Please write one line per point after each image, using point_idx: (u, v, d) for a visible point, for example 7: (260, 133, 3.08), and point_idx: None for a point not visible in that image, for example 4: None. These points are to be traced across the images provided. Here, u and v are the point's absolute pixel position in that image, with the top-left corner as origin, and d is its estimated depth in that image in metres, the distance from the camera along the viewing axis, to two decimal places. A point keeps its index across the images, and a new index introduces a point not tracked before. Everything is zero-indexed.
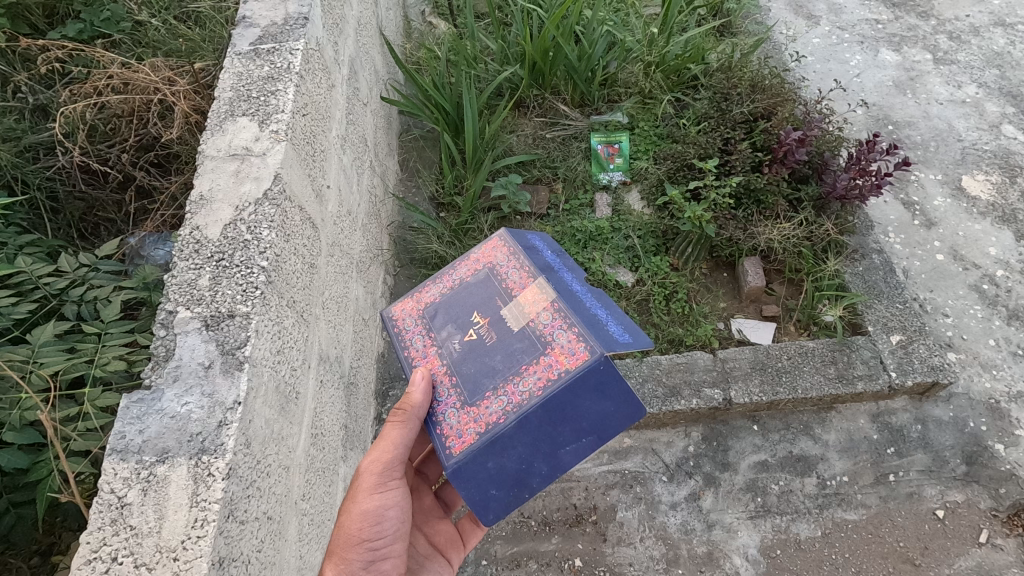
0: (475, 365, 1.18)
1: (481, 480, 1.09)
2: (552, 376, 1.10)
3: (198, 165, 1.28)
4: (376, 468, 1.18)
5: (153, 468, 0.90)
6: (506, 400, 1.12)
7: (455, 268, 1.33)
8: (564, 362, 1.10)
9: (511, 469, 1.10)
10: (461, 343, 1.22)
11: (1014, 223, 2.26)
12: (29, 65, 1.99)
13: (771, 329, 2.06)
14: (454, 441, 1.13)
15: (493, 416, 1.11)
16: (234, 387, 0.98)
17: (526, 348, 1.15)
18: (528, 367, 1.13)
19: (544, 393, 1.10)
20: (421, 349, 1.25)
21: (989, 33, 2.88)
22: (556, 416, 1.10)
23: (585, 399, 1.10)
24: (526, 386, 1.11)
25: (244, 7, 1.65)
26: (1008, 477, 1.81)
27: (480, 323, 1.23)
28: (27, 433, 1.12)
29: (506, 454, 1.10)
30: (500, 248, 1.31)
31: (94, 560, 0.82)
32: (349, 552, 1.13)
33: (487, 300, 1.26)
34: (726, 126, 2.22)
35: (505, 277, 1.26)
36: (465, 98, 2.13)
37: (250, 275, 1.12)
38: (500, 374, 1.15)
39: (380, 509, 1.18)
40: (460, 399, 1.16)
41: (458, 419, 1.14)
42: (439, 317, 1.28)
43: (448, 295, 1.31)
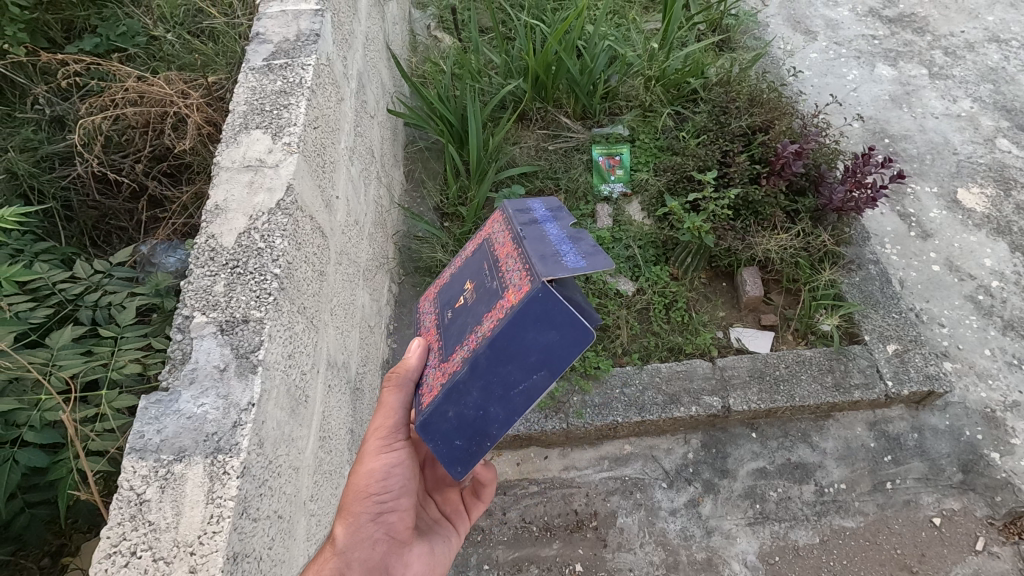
0: (454, 326, 1.21)
1: (444, 429, 1.11)
2: (500, 316, 1.08)
3: (214, 176, 1.33)
4: (382, 429, 1.24)
5: (171, 467, 0.94)
6: (466, 349, 1.12)
7: (464, 249, 1.39)
8: (511, 300, 1.07)
9: (469, 416, 1.10)
10: (451, 311, 1.26)
11: (1008, 235, 2.30)
12: (48, 78, 2.05)
13: (770, 338, 2.10)
14: (427, 396, 1.17)
15: (454, 367, 1.13)
16: (248, 389, 1.02)
17: (490, 298, 1.15)
18: (486, 314, 1.12)
19: (492, 333, 1.07)
20: (427, 325, 1.33)
21: (983, 48, 2.94)
22: (505, 356, 1.06)
23: (529, 332, 1.04)
24: (482, 332, 1.10)
25: (258, 24, 1.71)
26: (1004, 485, 1.83)
27: (467, 289, 1.25)
28: (47, 433, 1.17)
29: (464, 401, 1.09)
30: (494, 217, 1.32)
31: (113, 554, 0.86)
32: (357, 505, 1.19)
33: (477, 265, 1.28)
34: (725, 139, 2.27)
35: (492, 240, 1.27)
36: (470, 111, 2.19)
37: (264, 282, 1.16)
38: (467, 329, 1.16)
39: (386, 466, 1.23)
40: (439, 358, 1.20)
41: (433, 377, 1.18)
42: (444, 294, 1.35)
43: (454, 273, 1.37)
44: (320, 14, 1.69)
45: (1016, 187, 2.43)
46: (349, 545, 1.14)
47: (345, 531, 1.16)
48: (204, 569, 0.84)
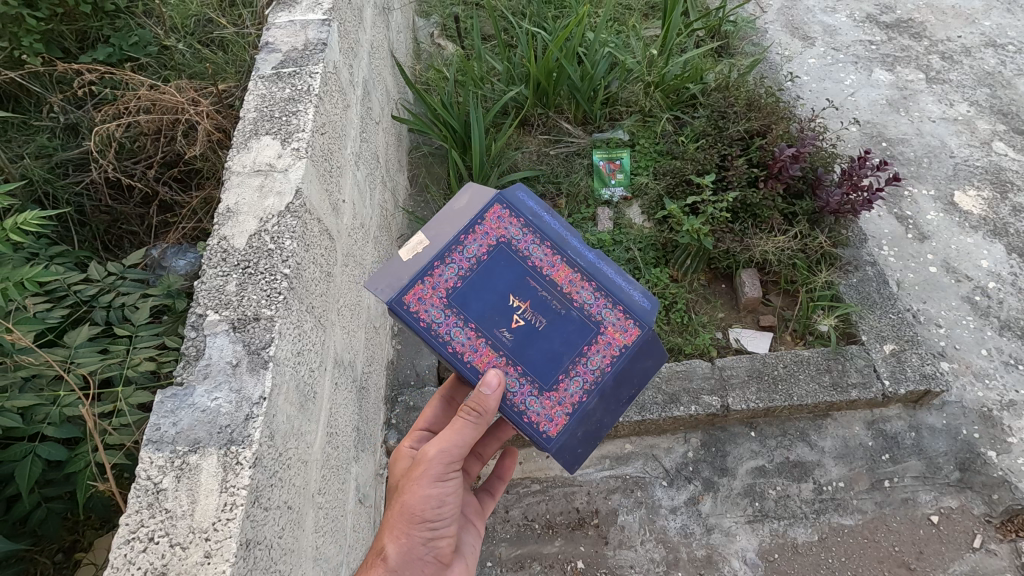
0: (535, 350, 1.25)
1: (572, 445, 1.24)
2: (615, 351, 1.27)
3: (225, 181, 1.38)
4: (444, 456, 1.19)
5: (186, 457, 0.98)
6: (582, 379, 1.25)
7: (465, 246, 1.28)
8: (619, 338, 1.27)
9: (593, 431, 1.26)
10: (510, 331, 1.25)
11: (1005, 236, 2.33)
12: (63, 87, 2.11)
13: (768, 339, 2.13)
14: (547, 424, 1.22)
15: (575, 396, 1.24)
16: (259, 383, 1.06)
17: (580, 329, 1.27)
18: (593, 346, 1.27)
19: (614, 366, 1.27)
20: (467, 342, 1.23)
21: (980, 53, 2.97)
22: (624, 383, 1.28)
23: (638, 363, 1.29)
24: (596, 363, 1.26)
25: (267, 34, 1.76)
26: (1001, 484, 1.85)
27: (523, 308, 1.26)
28: (65, 427, 1.21)
29: (590, 423, 1.25)
30: (508, 220, 1.31)
31: (131, 540, 0.90)
32: (411, 529, 1.20)
33: (518, 280, 1.28)
34: (723, 143, 2.32)
35: (528, 256, 1.29)
36: (473, 117, 2.24)
37: (274, 281, 1.20)
38: (566, 356, 1.26)
39: (442, 495, 1.21)
40: (536, 385, 1.24)
41: (542, 405, 1.23)
42: (468, 305, 1.25)
43: (469, 276, 1.27)
44: (327, 24, 1.74)
45: (1013, 189, 2.46)
46: (400, 567, 1.17)
47: (394, 550, 1.18)
48: (219, 554, 0.88)
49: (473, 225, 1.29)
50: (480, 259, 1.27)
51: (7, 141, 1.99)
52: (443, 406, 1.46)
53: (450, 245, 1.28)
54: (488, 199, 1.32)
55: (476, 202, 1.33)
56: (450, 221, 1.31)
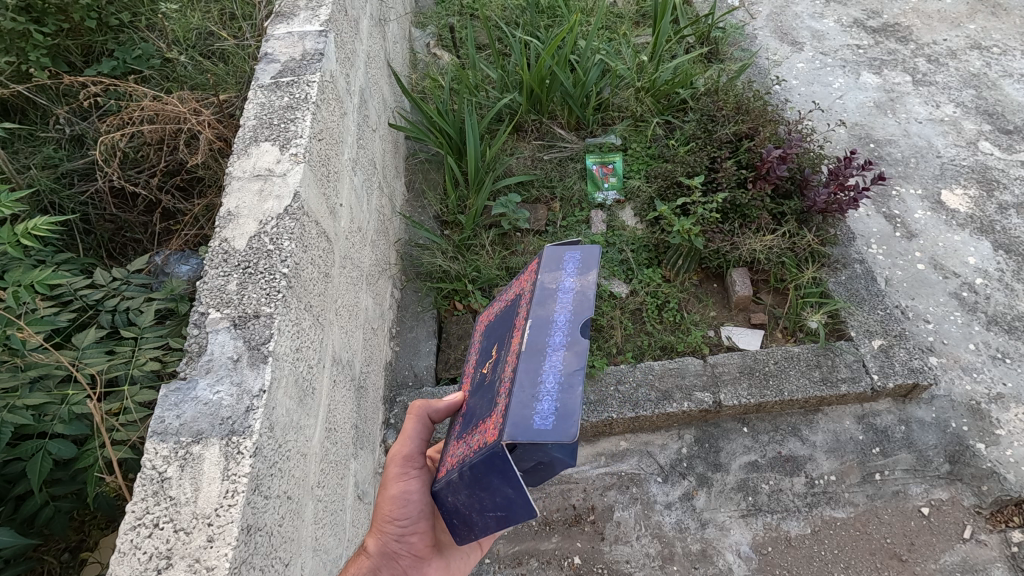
0: (473, 401, 1.24)
1: (446, 512, 1.18)
2: (479, 443, 1.06)
3: (226, 186, 1.43)
4: (398, 457, 1.33)
5: (189, 448, 1.03)
6: (461, 451, 1.13)
7: (512, 289, 1.37)
8: (486, 433, 1.05)
9: (461, 512, 1.15)
10: (480, 372, 1.30)
11: (991, 234, 2.37)
12: (68, 99, 2.17)
13: (759, 335, 2.17)
14: (439, 468, 1.23)
15: (452, 460, 1.15)
16: (259, 376, 1.11)
17: (488, 402, 1.14)
18: (478, 424, 1.11)
19: (466, 459, 1.07)
20: (470, 365, 1.40)
21: (966, 55, 3.03)
22: (478, 486, 1.06)
23: (492, 478, 1.03)
24: (471, 443, 1.10)
25: (267, 45, 1.82)
26: (990, 475, 1.88)
27: (493, 359, 1.27)
28: (74, 424, 1.26)
29: (452, 500, 1.14)
30: (530, 274, 1.27)
31: (138, 526, 0.95)
32: (383, 526, 1.30)
33: (505, 334, 1.27)
34: (713, 146, 2.38)
35: (517, 315, 1.24)
36: (467, 123, 2.30)
37: (273, 280, 1.25)
38: (472, 421, 1.17)
39: (405, 493, 1.31)
40: (457, 429, 1.24)
41: (449, 448, 1.23)
42: (487, 338, 1.39)
43: (498, 315, 1.38)
44: (325, 35, 1.79)
45: (999, 187, 2.51)
46: (376, 559, 1.27)
47: (369, 546, 1.28)
48: (220, 539, 0.92)
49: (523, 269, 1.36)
50: (507, 303, 1.35)
51: (14, 153, 2.05)
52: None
53: (510, 286, 1.41)
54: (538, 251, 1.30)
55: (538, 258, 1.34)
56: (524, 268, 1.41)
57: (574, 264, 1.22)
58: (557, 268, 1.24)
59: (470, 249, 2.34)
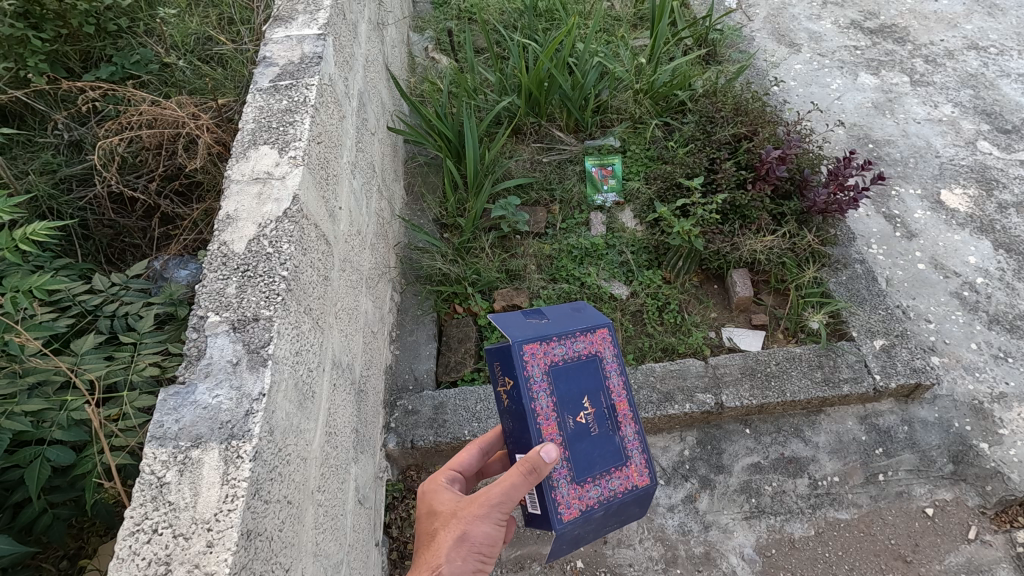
0: (582, 449, 1.24)
1: (562, 543, 1.21)
2: (631, 485, 1.27)
3: (226, 189, 1.43)
4: (507, 497, 1.17)
5: (188, 452, 1.02)
6: (600, 492, 1.24)
7: (577, 337, 1.33)
8: (637, 477, 1.29)
9: (578, 538, 1.25)
10: (574, 421, 1.26)
11: (992, 233, 2.37)
12: (66, 104, 2.17)
13: (761, 336, 2.17)
14: (563, 509, 1.19)
15: (592, 501, 1.22)
16: (259, 380, 1.10)
17: (616, 452, 1.28)
18: (618, 471, 1.27)
19: (621, 500, 1.26)
20: (544, 408, 1.23)
21: (963, 56, 3.04)
22: (618, 514, 1.28)
23: (635, 505, 1.31)
24: (614, 486, 1.26)
25: (265, 48, 1.82)
26: (994, 475, 1.87)
27: (591, 411, 1.29)
28: (72, 430, 1.25)
29: (582, 530, 1.24)
30: (612, 340, 1.37)
31: (136, 531, 0.94)
32: (466, 556, 1.15)
33: (597, 389, 1.32)
34: (712, 147, 2.39)
35: (612, 376, 1.35)
36: (466, 126, 2.29)
37: (272, 283, 1.24)
38: (598, 467, 1.25)
39: (497, 530, 1.20)
40: (570, 474, 1.21)
41: (567, 492, 1.20)
42: (560, 384, 1.27)
43: (569, 361, 1.30)
44: (322, 38, 1.79)
45: (998, 187, 2.51)
46: None
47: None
48: (219, 544, 0.91)
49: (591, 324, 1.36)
50: (583, 355, 1.32)
51: (12, 158, 2.04)
52: (478, 456, 1.44)
53: (566, 329, 1.32)
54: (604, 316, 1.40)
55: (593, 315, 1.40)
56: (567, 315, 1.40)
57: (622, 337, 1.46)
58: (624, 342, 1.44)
59: (469, 252, 2.34)
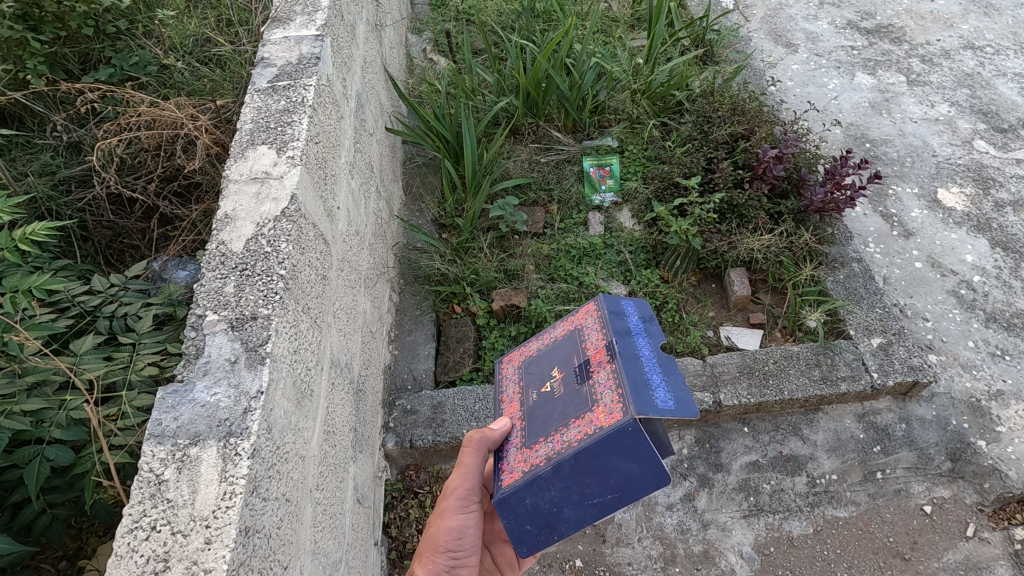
0: (539, 413, 1.27)
1: (519, 514, 1.18)
2: (590, 429, 1.14)
3: (224, 190, 1.43)
4: (460, 491, 1.37)
5: (187, 450, 1.02)
6: (552, 446, 1.18)
7: (555, 326, 1.44)
8: (600, 419, 1.14)
9: (544, 509, 1.17)
10: (538, 393, 1.32)
11: (989, 231, 2.38)
12: (65, 106, 2.18)
13: (759, 335, 2.17)
14: (506, 475, 1.22)
15: (538, 458, 1.18)
16: (257, 378, 1.10)
17: (579, 402, 1.21)
18: (576, 420, 1.18)
19: (574, 447, 1.14)
20: (509, 394, 1.39)
21: (959, 55, 3.05)
22: (587, 470, 1.13)
23: (613, 456, 1.12)
24: (569, 436, 1.16)
25: (263, 49, 1.82)
26: (991, 472, 1.87)
27: (556, 378, 1.31)
28: (71, 429, 1.26)
29: (541, 495, 1.16)
30: (591, 310, 1.38)
31: (135, 529, 0.94)
32: (435, 556, 1.33)
33: (568, 357, 1.34)
34: (709, 147, 2.40)
35: (584, 338, 1.34)
36: (465, 127, 2.30)
37: (270, 282, 1.25)
38: (554, 424, 1.21)
39: (462, 525, 1.37)
40: (521, 439, 1.25)
41: (515, 457, 1.23)
42: (529, 368, 1.41)
43: (542, 347, 1.42)
44: (321, 39, 1.80)
45: (995, 185, 2.52)
46: None
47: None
48: (218, 540, 0.92)
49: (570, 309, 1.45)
50: (557, 336, 1.41)
51: (11, 160, 2.04)
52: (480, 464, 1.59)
53: (548, 326, 1.47)
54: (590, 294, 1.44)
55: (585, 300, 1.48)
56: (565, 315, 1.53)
57: (631, 305, 1.42)
58: (619, 307, 1.39)
59: (468, 252, 2.34)
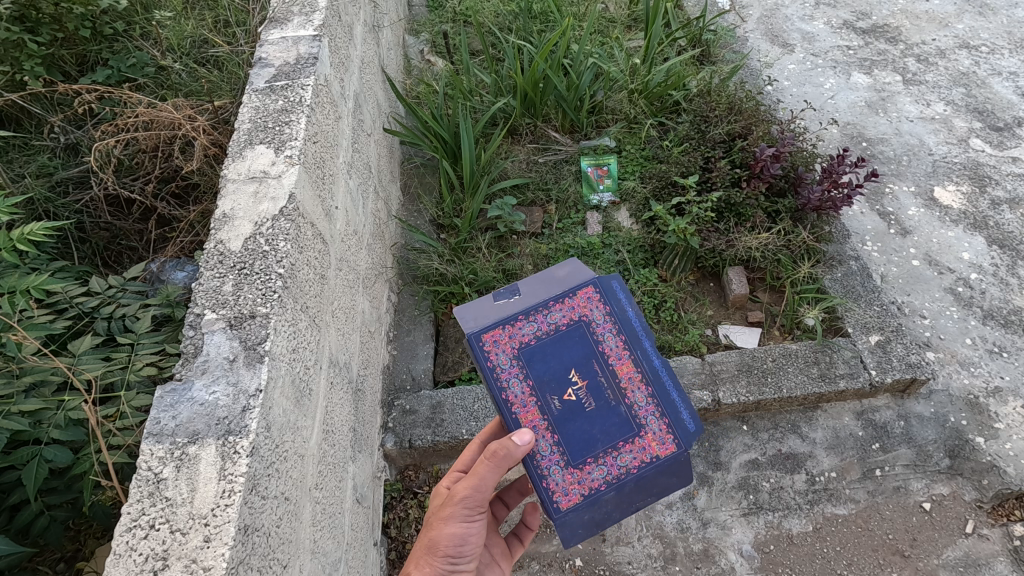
0: (574, 428, 1.30)
1: (576, 527, 1.26)
2: (647, 458, 1.30)
3: (221, 189, 1.43)
4: (469, 500, 1.26)
5: (185, 449, 1.02)
6: (607, 470, 1.28)
7: (551, 311, 1.37)
8: (654, 447, 1.30)
9: (600, 520, 1.28)
10: (561, 400, 1.31)
11: (985, 229, 2.39)
12: (63, 108, 2.17)
13: (757, 333, 2.17)
14: (560, 496, 1.25)
15: (596, 483, 1.27)
16: (255, 376, 1.10)
17: (622, 423, 1.31)
18: (628, 444, 1.30)
19: (636, 473, 1.29)
20: (520, 394, 1.30)
21: (954, 55, 3.06)
22: (643, 488, 1.30)
23: (666, 477, 1.31)
24: (624, 461, 1.29)
25: (261, 49, 1.82)
26: (990, 469, 1.88)
27: (580, 386, 1.33)
28: (70, 430, 1.25)
29: (599, 512, 1.28)
30: (596, 302, 1.39)
31: (133, 527, 0.94)
32: (433, 561, 1.25)
33: (585, 360, 1.35)
34: (706, 146, 2.41)
35: (601, 342, 1.36)
36: (463, 127, 2.30)
37: (268, 281, 1.25)
38: (601, 444, 1.29)
39: (465, 533, 1.28)
40: (565, 458, 1.27)
41: (564, 478, 1.26)
42: (534, 363, 1.33)
43: (543, 338, 1.35)
44: (318, 39, 1.80)
45: (991, 183, 2.53)
46: None
47: None
48: (217, 539, 0.91)
49: (565, 292, 1.39)
50: (560, 326, 1.36)
51: (9, 162, 2.05)
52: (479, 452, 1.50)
53: (538, 306, 1.38)
54: (584, 278, 1.42)
55: (572, 278, 1.43)
56: (543, 284, 1.43)
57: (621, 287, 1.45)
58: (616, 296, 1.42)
59: (466, 252, 2.35)
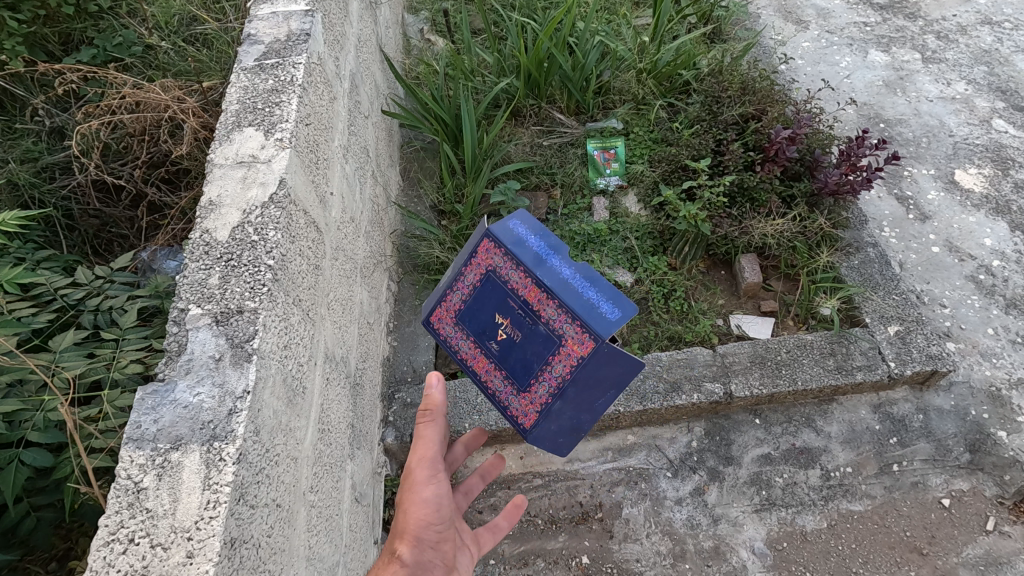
0: (514, 362, 1.22)
1: (551, 435, 1.23)
2: (574, 361, 1.14)
3: (208, 173, 1.35)
4: (426, 462, 1.30)
5: (168, 455, 0.95)
6: (548, 384, 1.18)
7: (462, 272, 1.26)
8: (576, 350, 1.13)
9: (568, 424, 1.22)
10: (495, 343, 1.24)
11: (1008, 214, 2.29)
12: (47, 89, 2.08)
13: (770, 324, 2.10)
14: (520, 418, 1.24)
15: (543, 398, 1.20)
16: (242, 377, 1.03)
17: (544, 340, 1.17)
18: (554, 357, 1.16)
19: (569, 377, 1.15)
20: (466, 353, 1.28)
21: (976, 31, 2.93)
22: (589, 386, 1.16)
23: (601, 369, 1.13)
24: (557, 372, 1.16)
25: (250, 25, 1.72)
26: (1012, 464, 1.81)
27: (504, 326, 1.22)
28: (49, 432, 1.18)
29: (562, 418, 1.21)
30: (490, 244, 1.21)
31: (111, 542, 0.87)
32: (416, 531, 1.24)
33: (499, 301, 1.22)
34: (718, 128, 2.30)
35: (501, 277, 1.20)
36: (464, 109, 2.21)
37: (257, 273, 1.17)
38: (535, 363, 1.19)
39: (437, 495, 1.29)
40: (512, 388, 1.23)
41: (518, 403, 1.23)
42: (468, 323, 1.28)
43: (466, 300, 1.27)
44: (311, 15, 1.70)
45: (1014, 166, 2.42)
46: (413, 566, 1.19)
47: (409, 553, 1.19)
48: (201, 554, 0.85)
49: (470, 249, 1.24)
50: (473, 284, 1.25)
51: None
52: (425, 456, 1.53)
53: (452, 273, 1.28)
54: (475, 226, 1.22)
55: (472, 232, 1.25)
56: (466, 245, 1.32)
57: (518, 219, 1.21)
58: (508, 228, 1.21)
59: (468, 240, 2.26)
